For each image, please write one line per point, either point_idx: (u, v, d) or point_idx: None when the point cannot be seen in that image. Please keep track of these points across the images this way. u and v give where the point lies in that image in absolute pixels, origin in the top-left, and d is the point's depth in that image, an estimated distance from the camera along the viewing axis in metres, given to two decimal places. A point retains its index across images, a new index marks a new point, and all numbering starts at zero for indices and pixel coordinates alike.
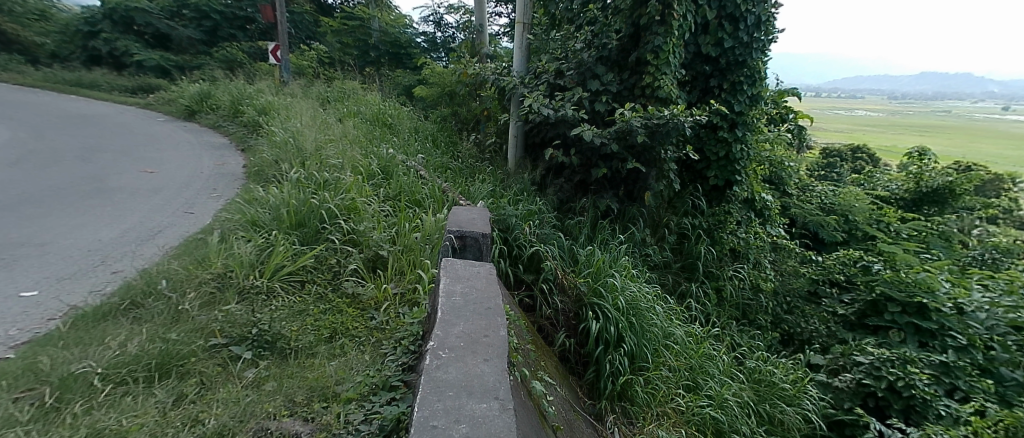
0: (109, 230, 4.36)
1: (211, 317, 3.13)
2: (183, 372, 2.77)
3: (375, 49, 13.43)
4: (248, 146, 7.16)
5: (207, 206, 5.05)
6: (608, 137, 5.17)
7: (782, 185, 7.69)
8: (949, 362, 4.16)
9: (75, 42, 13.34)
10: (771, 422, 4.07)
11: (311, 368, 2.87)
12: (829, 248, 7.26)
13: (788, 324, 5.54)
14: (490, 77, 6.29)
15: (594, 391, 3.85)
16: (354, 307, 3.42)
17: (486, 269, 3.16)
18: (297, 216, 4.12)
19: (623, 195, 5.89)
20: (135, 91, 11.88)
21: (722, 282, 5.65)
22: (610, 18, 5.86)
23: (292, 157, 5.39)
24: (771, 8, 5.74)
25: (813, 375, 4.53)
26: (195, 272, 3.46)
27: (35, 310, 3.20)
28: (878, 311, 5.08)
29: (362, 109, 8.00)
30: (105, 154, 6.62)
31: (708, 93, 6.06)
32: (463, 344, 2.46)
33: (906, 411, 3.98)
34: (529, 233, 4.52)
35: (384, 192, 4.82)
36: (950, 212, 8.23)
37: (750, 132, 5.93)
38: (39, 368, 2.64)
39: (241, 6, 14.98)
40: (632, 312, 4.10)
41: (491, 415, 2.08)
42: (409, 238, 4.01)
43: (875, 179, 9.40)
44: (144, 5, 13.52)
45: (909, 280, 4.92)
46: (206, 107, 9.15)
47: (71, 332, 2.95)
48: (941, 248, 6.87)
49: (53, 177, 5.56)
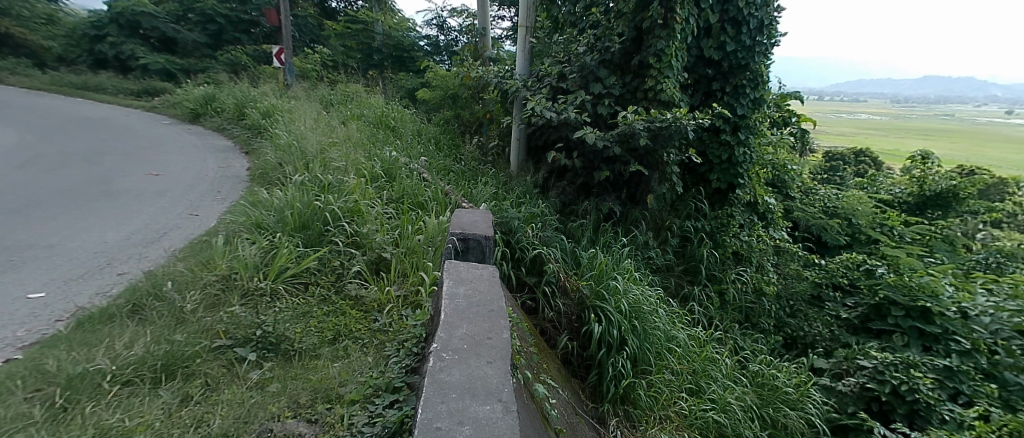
0: (114, 233, 4.38)
1: (216, 318, 3.14)
2: (188, 373, 2.78)
3: (378, 52, 13.45)
4: (252, 149, 7.18)
5: (211, 209, 5.07)
6: (611, 140, 5.18)
7: (785, 188, 7.66)
8: (952, 366, 4.16)
9: (82, 46, 13.40)
10: (775, 426, 4.05)
11: (315, 369, 2.87)
12: (832, 252, 7.25)
13: (791, 327, 5.52)
14: (493, 80, 6.35)
15: (596, 394, 3.83)
16: (357, 309, 3.42)
17: (489, 272, 3.16)
18: (301, 218, 4.14)
19: (626, 198, 5.90)
20: (141, 94, 11.93)
21: (725, 285, 5.62)
22: (613, 21, 5.87)
23: (296, 160, 5.41)
24: (773, 12, 5.76)
25: (816, 379, 4.51)
26: (199, 273, 3.48)
27: (43, 311, 3.23)
28: (881, 315, 5.05)
29: (366, 112, 8.03)
30: (111, 157, 6.66)
31: (711, 96, 6.07)
32: (466, 346, 2.46)
33: (910, 416, 3.99)
34: (531, 236, 4.53)
35: (387, 195, 4.84)
36: (954, 215, 8.20)
37: (752, 135, 5.94)
38: (47, 368, 2.66)
39: (246, 9, 15.07)
40: (634, 316, 4.10)
41: (495, 416, 2.09)
42: (412, 240, 4.03)
43: (878, 183, 9.39)
44: (150, 9, 13.60)
45: (912, 284, 4.91)
46: (210, 110, 9.18)
47: (78, 334, 2.96)
48: (945, 252, 6.85)
49: (61, 180, 5.59)
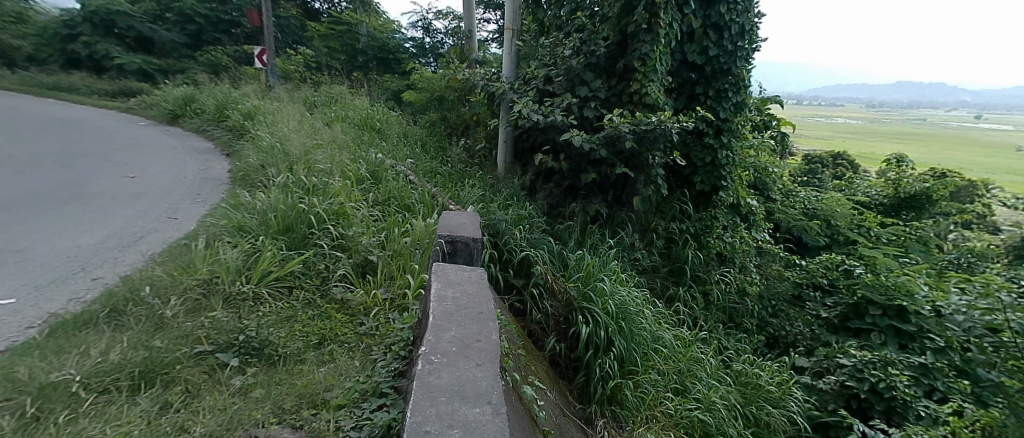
0: (89, 237, 4.27)
1: (197, 324, 3.08)
2: (168, 380, 2.73)
3: (362, 54, 13.47)
4: (233, 151, 7.07)
5: (191, 211, 4.98)
6: (597, 142, 5.23)
7: (767, 190, 7.80)
8: (928, 363, 4.26)
9: (53, 45, 13.04)
10: (758, 424, 4.10)
11: (300, 374, 2.83)
12: (813, 252, 7.48)
13: (773, 327, 5.59)
14: (478, 82, 6.30)
15: (584, 395, 3.85)
16: (343, 313, 3.39)
17: (478, 274, 3.16)
18: (284, 221, 4.08)
19: (612, 200, 5.95)
20: (116, 95, 11.67)
21: (709, 286, 5.69)
22: (598, 26, 5.93)
23: (279, 161, 5.34)
24: (754, 18, 5.87)
25: (798, 378, 4.59)
26: (179, 278, 3.41)
27: (13, 318, 3.13)
28: (859, 314, 5.20)
29: (350, 114, 7.98)
30: (85, 159, 6.50)
31: (694, 99, 6.15)
32: (455, 348, 2.46)
33: (888, 412, 4.08)
34: (519, 238, 4.54)
35: (373, 197, 4.80)
36: (927, 217, 8.45)
37: (735, 138, 6.04)
38: (17, 377, 2.57)
39: (226, 10, 14.88)
40: (621, 317, 4.14)
41: (485, 419, 2.09)
42: (398, 243, 3.99)
43: (855, 185, 9.72)
44: (126, 8, 13.32)
45: (889, 283, 5.06)
46: (190, 111, 9.03)
47: (51, 341, 2.88)
48: (919, 252, 6.91)
49: (32, 183, 5.44)
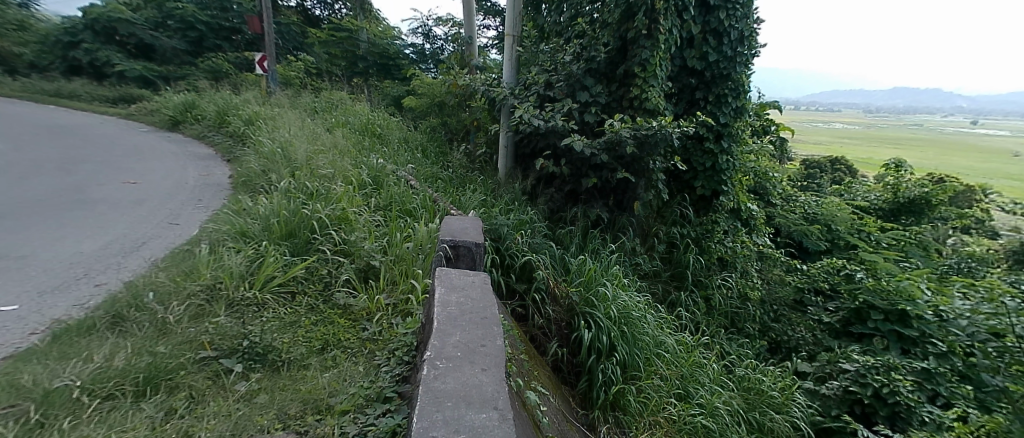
0: (90, 243, 4.26)
1: (201, 329, 3.06)
2: (172, 386, 2.71)
3: (362, 60, 13.58)
4: (234, 157, 7.07)
5: (192, 217, 4.97)
6: (598, 147, 5.23)
7: (767, 195, 7.85)
8: (931, 368, 4.28)
9: (54, 52, 13.03)
10: (761, 429, 4.07)
11: (304, 380, 2.82)
12: (814, 257, 7.50)
13: (775, 332, 5.64)
14: (480, 87, 6.29)
15: (587, 400, 3.83)
16: (346, 318, 3.38)
17: (481, 279, 3.15)
18: (287, 226, 4.07)
19: (613, 204, 5.95)
20: (117, 101, 11.67)
21: (710, 291, 5.70)
22: (598, 31, 5.96)
23: (281, 167, 5.35)
24: (754, 23, 5.91)
25: (801, 383, 4.58)
26: (183, 284, 3.39)
27: (16, 324, 3.12)
28: (862, 318, 5.14)
29: (351, 119, 8.02)
30: (86, 165, 6.48)
31: (695, 104, 6.18)
32: (460, 353, 2.45)
33: (893, 417, 4.05)
34: (520, 242, 4.55)
35: (375, 202, 4.80)
36: (926, 222, 8.48)
37: (735, 143, 6.05)
38: (21, 384, 2.55)
39: (227, 17, 14.98)
40: (623, 321, 4.14)
41: (491, 424, 2.07)
42: (401, 248, 4.00)
43: (853, 190, 9.75)
44: (128, 16, 13.42)
45: (891, 288, 4.99)
46: (190, 118, 9.03)
47: (53, 347, 2.85)
48: (919, 256, 6.88)
49: (33, 189, 5.42)
